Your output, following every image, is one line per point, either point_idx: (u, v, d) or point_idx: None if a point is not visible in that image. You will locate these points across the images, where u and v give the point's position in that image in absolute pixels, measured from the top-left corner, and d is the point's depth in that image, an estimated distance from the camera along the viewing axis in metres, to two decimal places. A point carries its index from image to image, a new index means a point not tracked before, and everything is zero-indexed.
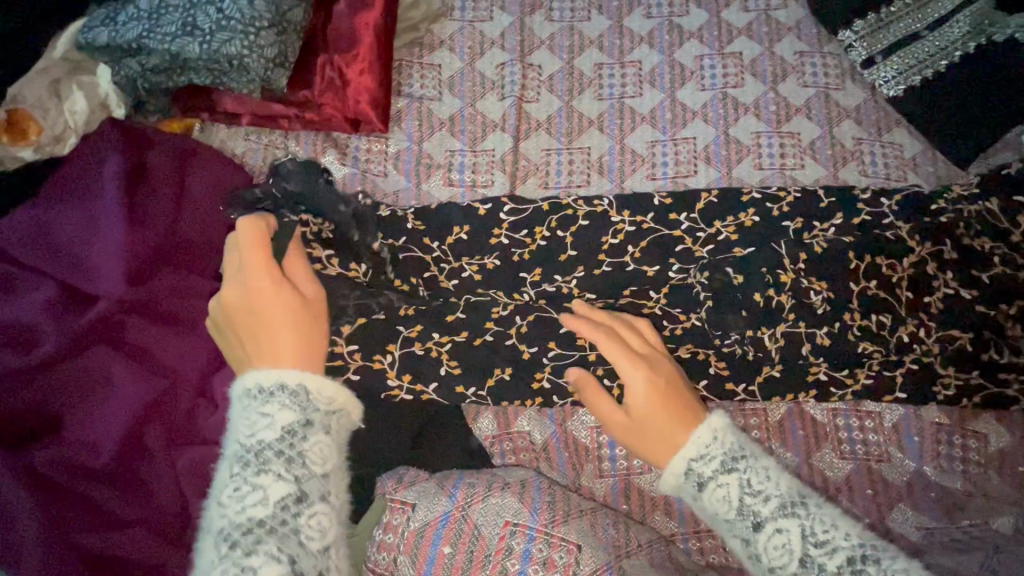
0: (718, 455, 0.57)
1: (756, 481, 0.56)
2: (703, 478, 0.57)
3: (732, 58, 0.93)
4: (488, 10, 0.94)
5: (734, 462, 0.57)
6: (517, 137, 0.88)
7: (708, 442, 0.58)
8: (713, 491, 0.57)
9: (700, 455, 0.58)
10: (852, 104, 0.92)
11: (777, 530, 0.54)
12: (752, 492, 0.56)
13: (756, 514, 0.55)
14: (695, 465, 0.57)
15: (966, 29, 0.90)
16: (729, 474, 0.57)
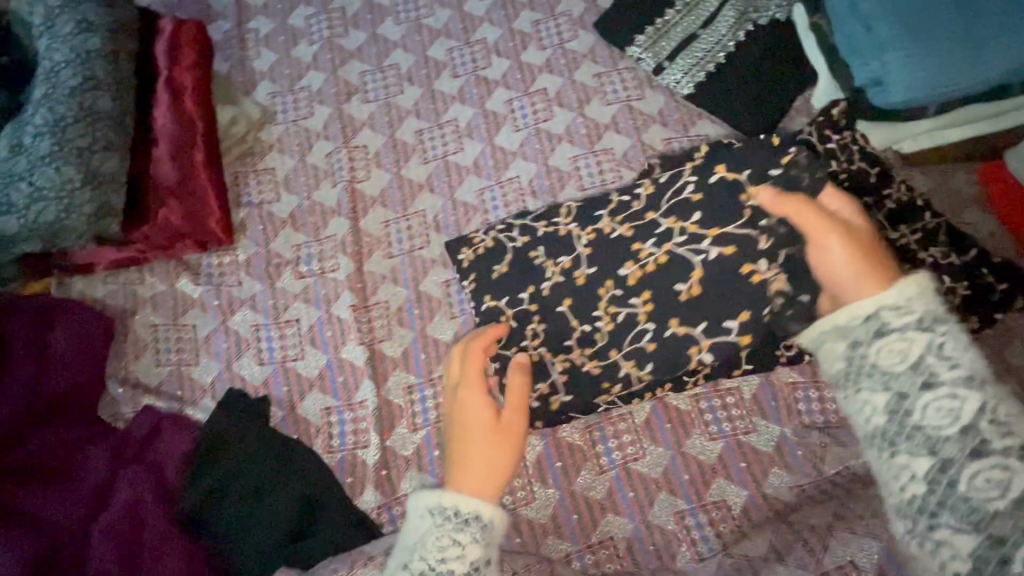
0: (917, 311, 0.55)
1: (949, 346, 0.52)
2: (887, 326, 0.55)
3: (538, 95, 1.01)
4: (308, 108, 1.01)
5: (930, 326, 0.54)
6: (355, 216, 0.94)
7: (909, 299, 0.56)
8: (892, 341, 0.54)
9: (899, 305, 0.56)
10: (654, 109, 0.99)
11: (900, 338, 0.54)
12: (943, 354, 0.52)
13: (933, 373, 0.52)
14: (887, 312, 0.56)
15: (735, 20, 0.98)
16: (921, 331, 0.54)
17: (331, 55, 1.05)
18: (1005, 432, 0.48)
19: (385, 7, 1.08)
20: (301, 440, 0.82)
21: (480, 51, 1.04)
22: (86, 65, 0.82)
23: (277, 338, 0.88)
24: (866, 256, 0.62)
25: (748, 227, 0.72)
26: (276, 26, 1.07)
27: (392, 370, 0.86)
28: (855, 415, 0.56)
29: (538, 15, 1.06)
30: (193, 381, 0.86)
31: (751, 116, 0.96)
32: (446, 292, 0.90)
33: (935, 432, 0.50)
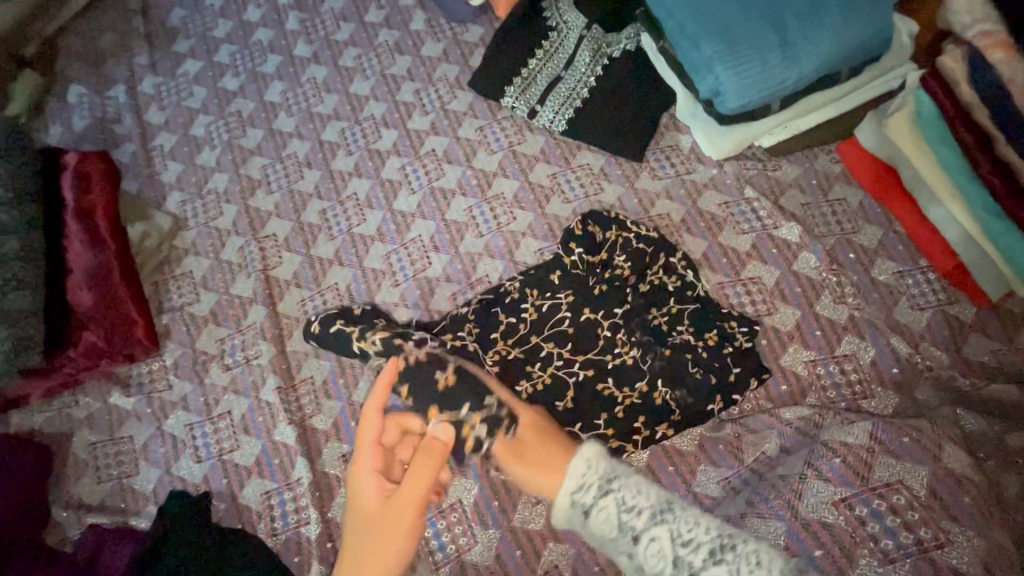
0: (595, 480, 0.63)
1: (631, 497, 0.61)
2: (586, 506, 0.62)
3: (428, 157, 1.08)
4: (217, 208, 1.07)
5: (608, 483, 0.62)
6: (272, 302, 0.99)
7: (584, 471, 0.63)
8: (597, 513, 0.61)
9: (580, 486, 0.63)
10: (535, 150, 1.07)
11: (653, 538, 0.59)
12: (628, 509, 0.60)
13: (633, 528, 0.60)
14: (577, 496, 0.63)
15: (592, 57, 1.07)
16: (606, 496, 0.62)
17: (232, 155, 1.12)
18: None
19: (277, 104, 1.16)
20: (245, 530, 0.84)
21: (370, 126, 1.12)
22: None
23: (211, 433, 0.91)
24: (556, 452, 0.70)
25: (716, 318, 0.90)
26: (179, 139, 1.14)
27: (325, 442, 0.89)
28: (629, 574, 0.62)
29: (418, 84, 1.14)
30: (135, 491, 0.89)
31: (623, 139, 1.04)
32: None
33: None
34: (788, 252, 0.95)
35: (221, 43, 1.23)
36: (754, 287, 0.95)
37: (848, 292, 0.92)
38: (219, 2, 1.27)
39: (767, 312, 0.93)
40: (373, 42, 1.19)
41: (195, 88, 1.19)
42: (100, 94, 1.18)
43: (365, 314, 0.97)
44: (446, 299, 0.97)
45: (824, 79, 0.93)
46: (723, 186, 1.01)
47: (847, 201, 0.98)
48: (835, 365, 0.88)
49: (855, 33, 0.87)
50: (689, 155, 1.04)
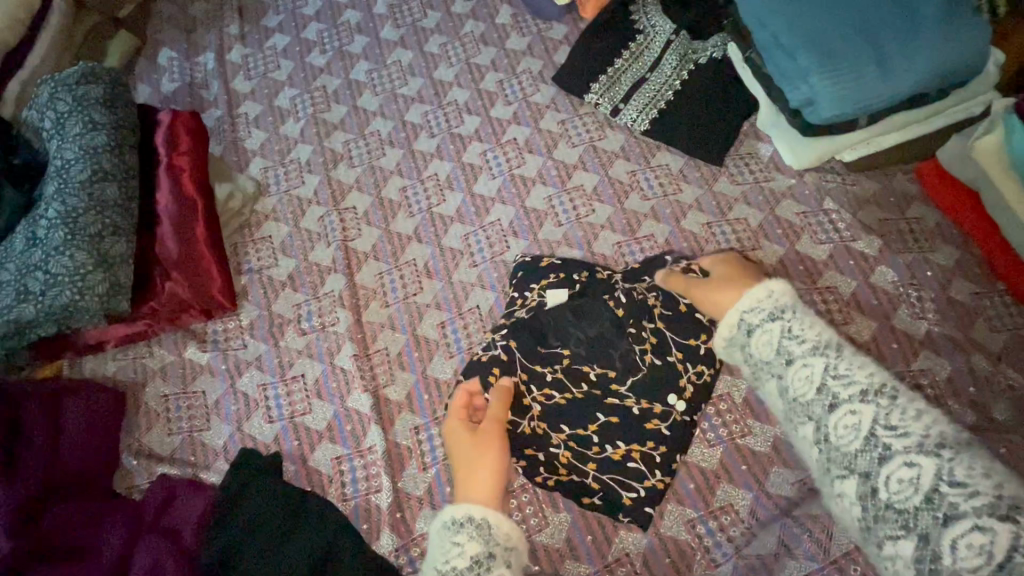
0: (768, 308, 0.63)
1: (843, 367, 0.57)
2: (752, 325, 0.64)
3: (509, 145, 1.10)
4: (299, 177, 1.09)
5: (779, 312, 0.62)
6: (351, 272, 1.00)
7: (763, 299, 0.64)
8: (758, 336, 0.63)
9: (752, 308, 0.64)
10: (616, 146, 1.08)
11: (805, 365, 0.59)
12: (791, 337, 0.60)
13: (789, 352, 0.60)
14: (745, 315, 0.65)
15: (677, 61, 1.09)
16: (774, 321, 0.62)
17: (317, 128, 1.14)
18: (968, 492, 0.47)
19: (362, 82, 1.18)
20: (316, 492, 0.85)
21: (453, 111, 1.14)
22: (94, 159, 0.89)
23: (284, 395, 0.92)
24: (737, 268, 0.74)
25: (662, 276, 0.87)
26: (264, 108, 1.17)
27: (398, 413, 0.89)
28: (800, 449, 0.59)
29: (501, 75, 1.17)
30: (205, 446, 0.89)
31: (704, 143, 1.06)
32: (442, 332, 0.95)
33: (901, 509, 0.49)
34: (865, 265, 0.96)
35: (309, 21, 1.26)
36: (831, 296, 0.95)
37: (926, 309, 0.92)
38: None
39: (843, 322, 0.93)
40: (459, 32, 1.22)
41: (282, 62, 1.21)
42: (189, 59, 1.21)
43: (441, 291, 0.98)
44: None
45: (914, 99, 0.94)
46: (801, 196, 1.02)
47: (924, 220, 0.99)
48: (910, 379, 0.88)
49: (953, 56, 0.89)
50: (768, 164, 1.05)
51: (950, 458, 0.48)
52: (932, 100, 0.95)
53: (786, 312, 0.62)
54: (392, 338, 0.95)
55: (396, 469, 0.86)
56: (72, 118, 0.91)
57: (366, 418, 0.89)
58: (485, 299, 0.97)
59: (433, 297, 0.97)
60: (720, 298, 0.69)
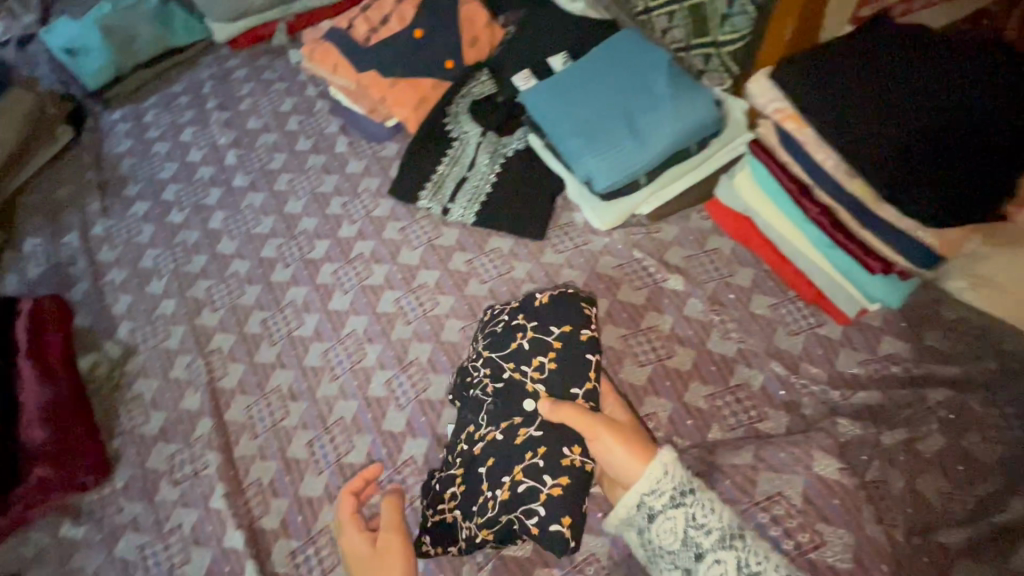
0: (669, 490, 0.75)
1: (702, 515, 0.73)
2: (653, 509, 0.75)
3: (357, 259, 1.21)
4: (165, 331, 1.16)
5: (682, 497, 0.74)
6: (219, 412, 1.05)
7: (662, 479, 0.76)
8: (662, 523, 0.74)
9: (653, 490, 0.76)
10: (452, 241, 1.21)
11: (717, 560, 0.70)
12: (697, 527, 0.72)
13: (699, 544, 0.72)
14: (646, 498, 0.76)
15: (489, 157, 1.25)
16: (677, 509, 0.74)
17: (179, 281, 1.22)
18: None
19: (219, 230, 1.29)
20: None
21: (304, 239, 1.25)
22: None
23: (163, 549, 0.94)
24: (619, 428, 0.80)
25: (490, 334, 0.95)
26: (129, 272, 1.25)
27: (275, 540, 0.93)
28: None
29: (345, 198, 1.30)
30: None
31: (525, 222, 1.19)
32: (310, 451, 1.00)
33: None
34: (678, 299, 1.08)
35: (166, 183, 1.38)
36: (654, 334, 1.06)
37: (732, 328, 1.04)
38: (164, 149, 1.44)
39: (668, 356, 1.03)
40: (304, 167, 1.36)
41: (144, 225, 1.31)
42: (54, 242, 1.30)
43: (305, 410, 1.04)
44: (380, 385, 1.05)
45: (677, 154, 1.10)
46: (615, 250, 1.16)
47: (721, 250, 1.14)
48: (730, 395, 0.98)
49: (691, 116, 1.05)
50: (583, 229, 1.19)
51: (753, 557, 0.69)
52: (695, 151, 1.11)
53: (687, 497, 0.74)
54: (262, 466, 0.99)
55: None
56: None
57: (242, 553, 0.92)
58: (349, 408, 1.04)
59: (299, 416, 1.04)
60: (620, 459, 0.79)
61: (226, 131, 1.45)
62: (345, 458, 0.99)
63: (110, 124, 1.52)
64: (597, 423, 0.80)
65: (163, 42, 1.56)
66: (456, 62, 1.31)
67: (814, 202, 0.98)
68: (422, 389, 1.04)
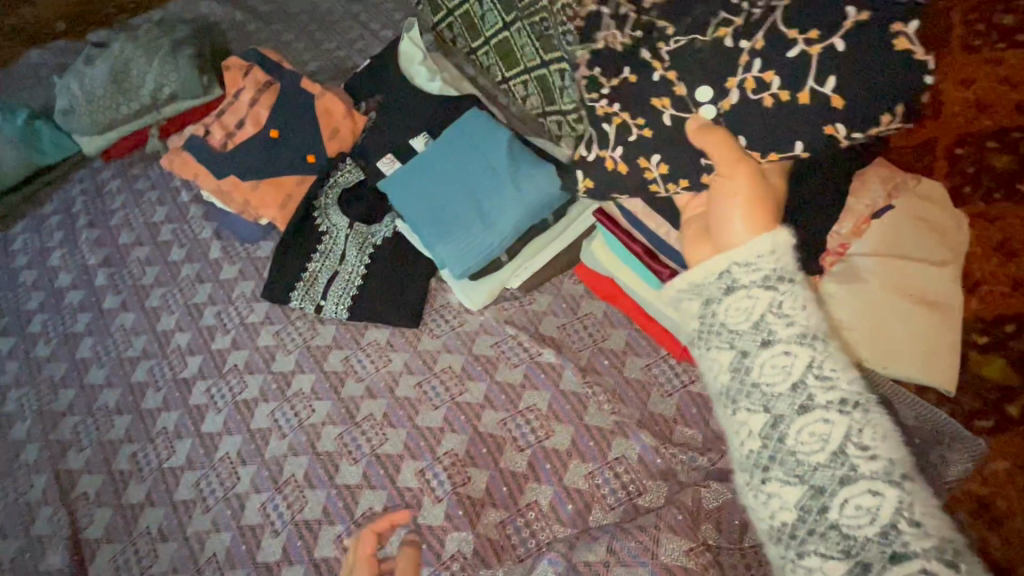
0: (768, 269, 0.52)
1: (787, 306, 0.50)
2: (734, 280, 0.53)
3: (231, 372, 1.17)
4: (27, 481, 1.09)
5: (778, 280, 0.51)
6: (84, 566, 0.99)
7: (756, 253, 0.53)
8: (738, 296, 0.52)
9: (749, 261, 0.53)
10: (327, 339, 1.18)
11: (786, 353, 0.49)
12: (775, 312, 0.50)
13: (769, 331, 0.50)
14: (734, 266, 0.53)
15: (359, 249, 1.24)
16: (765, 288, 0.51)
17: (43, 422, 1.16)
18: (868, 457, 0.45)
19: (88, 358, 1.24)
20: None
21: (177, 357, 1.21)
22: None
23: None
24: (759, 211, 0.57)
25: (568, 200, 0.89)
26: None
27: None
28: (708, 375, 0.54)
29: (218, 306, 1.27)
30: None
31: (397, 311, 1.17)
32: None
33: (802, 461, 0.47)
34: (553, 373, 1.07)
35: (33, 314, 1.32)
36: (532, 414, 1.04)
37: (606, 398, 1.03)
38: (32, 277, 1.39)
39: (546, 435, 1.01)
40: (177, 278, 1.33)
41: (8, 364, 1.25)
42: None
43: (176, 552, 0.98)
44: (254, 511, 1.00)
45: (532, 231, 1.10)
46: (490, 328, 1.14)
47: (594, 314, 1.13)
48: (608, 471, 0.96)
49: (535, 195, 1.06)
50: (458, 310, 1.18)
51: (827, 361, 0.48)
52: (551, 223, 1.11)
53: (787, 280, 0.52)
54: None
55: None
56: None
57: None
58: (221, 541, 0.98)
59: (170, 558, 0.98)
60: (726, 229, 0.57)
61: (97, 250, 1.41)
62: None
63: None
64: (741, 159, 0.61)
65: (30, 162, 1.51)
66: (317, 156, 1.31)
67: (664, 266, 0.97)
68: (297, 509, 0.99)
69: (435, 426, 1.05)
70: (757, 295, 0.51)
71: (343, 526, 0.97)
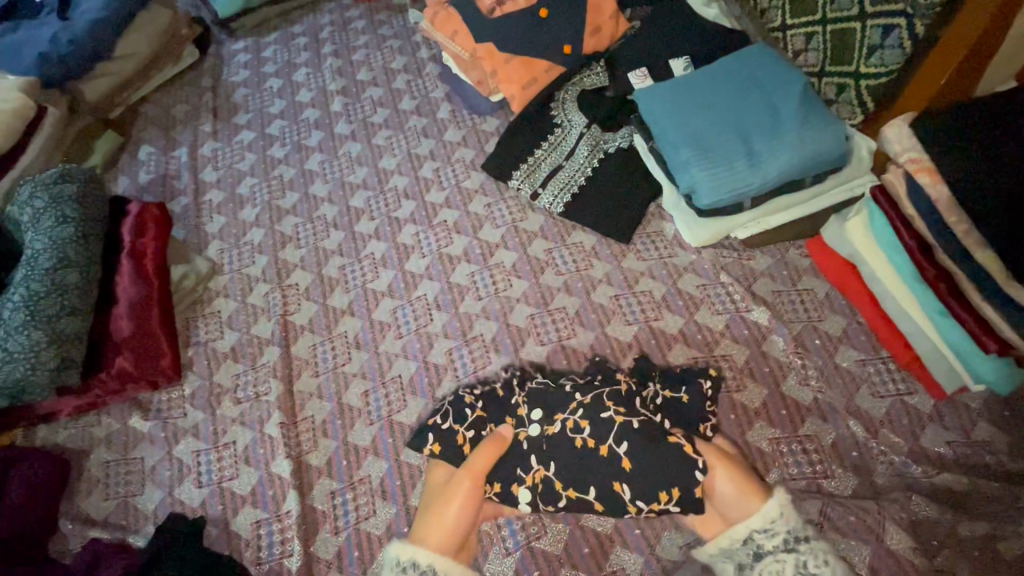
0: (782, 533, 0.75)
1: (810, 563, 0.72)
2: (761, 547, 0.75)
3: (440, 226, 1.22)
4: (250, 258, 1.21)
5: (795, 543, 0.74)
6: (287, 344, 1.10)
7: (773, 520, 0.75)
8: (769, 563, 0.74)
9: (765, 529, 0.75)
10: (536, 226, 1.20)
11: (777, 560, 0.73)
12: (804, 571, 0.71)
13: (759, 545, 0.75)
14: (757, 535, 0.75)
15: (589, 151, 1.22)
16: (787, 552, 0.73)
17: (270, 213, 1.27)
18: None
19: (315, 171, 1.33)
20: (231, 555, 0.90)
21: (393, 196, 1.27)
22: (61, 248, 1.01)
23: (215, 461, 0.99)
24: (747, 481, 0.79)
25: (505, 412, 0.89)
26: (226, 196, 1.31)
27: (317, 478, 0.96)
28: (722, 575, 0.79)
29: (438, 163, 1.31)
30: (137, 511, 0.96)
31: (613, 222, 1.17)
32: (364, 401, 1.03)
33: None
34: (758, 334, 1.04)
35: (274, 118, 1.43)
36: (726, 364, 1.02)
37: (812, 375, 0.99)
38: (277, 85, 1.50)
39: (737, 389, 0.99)
40: (404, 126, 1.38)
41: (247, 154, 1.37)
42: (165, 154, 1.38)
43: (367, 362, 1.07)
44: (441, 354, 1.07)
45: (788, 184, 1.04)
46: (700, 269, 1.12)
47: (815, 291, 1.08)
48: (797, 444, 0.93)
49: (814, 144, 1.00)
50: (672, 241, 1.16)
51: None
52: (808, 183, 1.05)
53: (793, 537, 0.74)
54: (318, 404, 1.03)
55: (306, 532, 0.91)
56: (47, 213, 1.05)
57: (286, 483, 0.95)
58: (407, 367, 1.06)
59: (361, 364, 1.06)
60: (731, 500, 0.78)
61: (336, 79, 1.49)
62: (396, 415, 1.01)
63: (231, 53, 1.59)
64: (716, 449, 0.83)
65: None
66: (574, 49, 1.28)
67: (933, 266, 0.89)
68: (481, 366, 1.05)
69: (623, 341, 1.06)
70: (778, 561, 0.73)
71: None
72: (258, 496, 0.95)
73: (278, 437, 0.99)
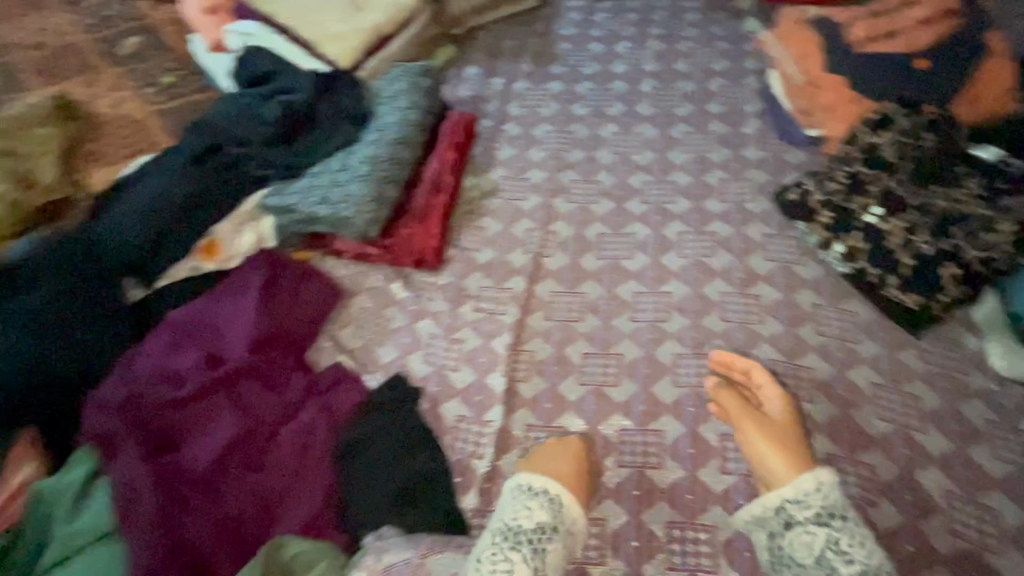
0: (818, 507, 0.82)
1: (845, 543, 0.79)
2: (795, 519, 0.82)
3: (708, 235, 1.20)
4: (525, 193, 1.31)
5: (829, 518, 0.81)
6: (532, 281, 1.18)
7: (810, 487, 0.83)
8: (802, 534, 0.81)
9: (802, 499, 0.83)
10: (809, 276, 1.12)
11: (842, 573, 0.78)
12: (835, 550, 0.79)
13: (834, 568, 0.79)
14: (791, 505, 0.83)
15: (920, 204, 1.09)
16: (820, 526, 0.81)
17: (554, 161, 1.36)
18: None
19: (605, 139, 1.39)
20: (434, 434, 1.01)
21: (671, 189, 1.28)
22: (404, 132, 1.25)
23: (444, 349, 1.11)
24: (781, 447, 0.89)
25: (920, 217, 1.08)
26: (522, 132, 1.43)
27: (521, 407, 1.04)
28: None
29: (726, 176, 1.28)
30: (374, 357, 1.11)
31: (901, 307, 1.05)
32: (583, 361, 1.07)
33: None
34: None
35: (585, 78, 1.51)
36: (987, 517, 0.87)
37: None
38: (598, 50, 1.57)
39: (992, 550, 0.85)
40: (704, 126, 1.37)
41: (551, 102, 1.48)
42: (486, 78, 1.54)
43: (597, 329, 1.11)
44: (667, 354, 1.06)
45: None
46: (992, 400, 0.97)
47: None
48: None
49: None
50: (965, 358, 1.01)
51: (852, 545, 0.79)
52: None
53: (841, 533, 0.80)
54: (545, 344, 1.09)
55: (499, 448, 1.00)
56: (402, 98, 1.31)
57: (495, 398, 1.04)
58: (632, 351, 1.07)
59: (595, 328, 1.11)
60: (775, 465, 0.87)
61: (655, 60, 1.52)
62: (608, 389, 1.04)
63: (567, 8, 1.70)
64: (744, 412, 0.94)
65: None
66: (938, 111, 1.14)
67: None
68: (704, 386, 1.02)
69: (868, 431, 0.95)
70: (811, 530, 0.81)
71: (733, 434, 0.97)
72: (468, 397, 1.05)
73: (503, 355, 1.08)
